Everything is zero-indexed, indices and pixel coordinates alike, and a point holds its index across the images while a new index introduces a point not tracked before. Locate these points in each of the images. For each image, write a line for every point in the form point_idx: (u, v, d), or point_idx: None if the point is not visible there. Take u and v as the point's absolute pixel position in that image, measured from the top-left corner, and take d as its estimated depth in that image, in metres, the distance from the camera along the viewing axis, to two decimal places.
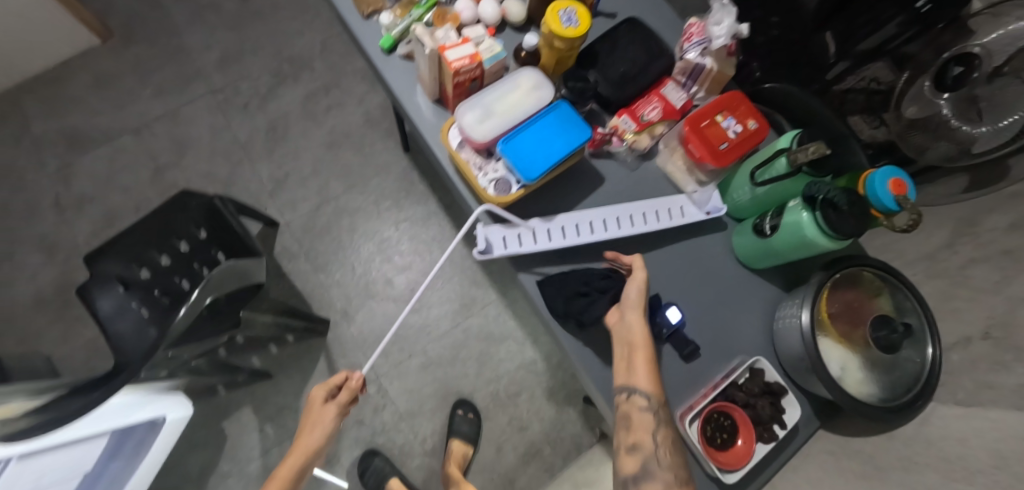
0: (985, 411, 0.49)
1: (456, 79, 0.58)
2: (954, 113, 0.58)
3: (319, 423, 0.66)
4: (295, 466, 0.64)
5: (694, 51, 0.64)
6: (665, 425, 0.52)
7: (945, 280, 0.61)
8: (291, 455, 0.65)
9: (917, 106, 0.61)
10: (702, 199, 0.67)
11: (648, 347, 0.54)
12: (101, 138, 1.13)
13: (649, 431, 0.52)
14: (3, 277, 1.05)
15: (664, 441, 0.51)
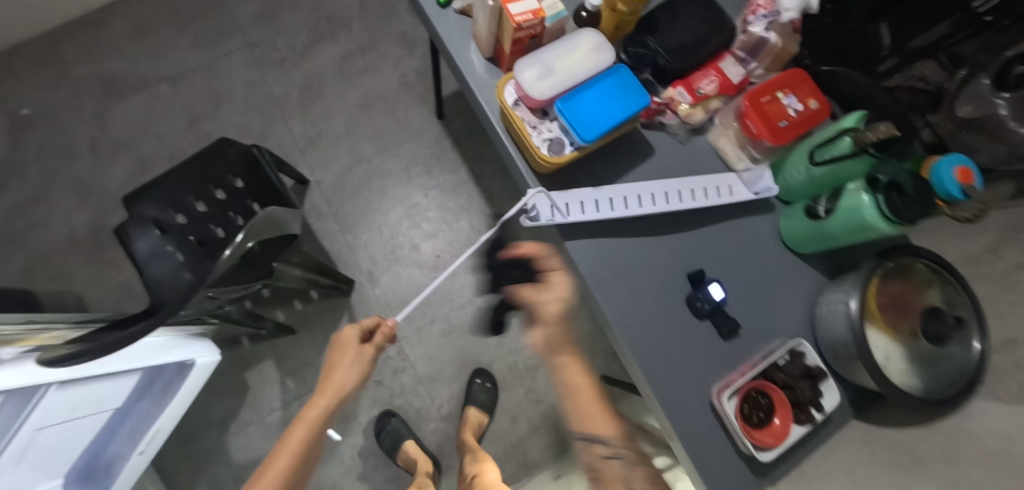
0: None
1: (516, 35, 0.57)
2: (1013, 114, 0.49)
3: (349, 364, 0.70)
4: (326, 403, 0.68)
5: (759, 25, 0.62)
6: (635, 465, 0.57)
7: (990, 283, 0.57)
8: (320, 395, 0.69)
9: (973, 105, 0.52)
10: (752, 179, 0.66)
11: (587, 381, 0.63)
12: (137, 85, 1.13)
13: (625, 478, 0.56)
14: (38, 216, 1.06)
15: (639, 479, 0.56)
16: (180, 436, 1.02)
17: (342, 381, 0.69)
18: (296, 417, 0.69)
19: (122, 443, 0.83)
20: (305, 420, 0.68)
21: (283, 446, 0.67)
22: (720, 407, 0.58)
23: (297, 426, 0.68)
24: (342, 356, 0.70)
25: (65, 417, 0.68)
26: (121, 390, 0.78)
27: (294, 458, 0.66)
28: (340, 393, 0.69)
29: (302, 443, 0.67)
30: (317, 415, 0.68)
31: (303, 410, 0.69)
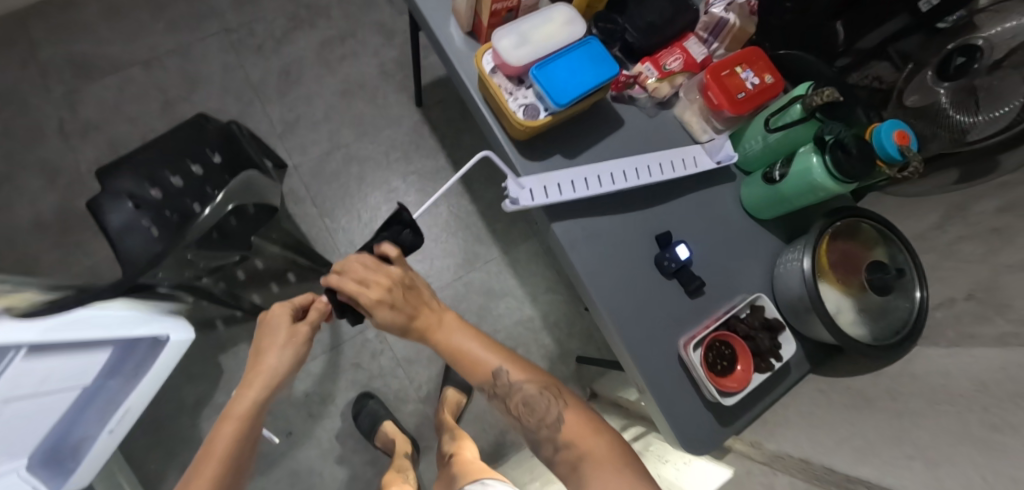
0: (968, 350, 0.51)
1: (493, 8, 0.61)
2: (953, 103, 0.62)
3: (279, 345, 0.61)
4: (260, 392, 0.59)
5: (719, 6, 0.67)
6: (512, 393, 0.55)
7: (933, 254, 0.64)
8: (251, 382, 0.59)
9: (919, 95, 0.66)
10: (714, 148, 0.70)
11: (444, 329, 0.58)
12: (110, 68, 1.12)
13: (524, 412, 0.55)
14: (1, 197, 1.03)
15: (518, 400, 0.55)
16: (152, 421, 1.00)
17: (275, 363, 0.60)
18: (223, 413, 0.58)
19: (90, 425, 0.81)
20: (236, 415, 0.57)
21: (209, 449, 0.55)
22: (686, 357, 0.62)
23: (223, 424, 0.57)
24: (274, 336, 0.61)
25: (31, 390, 0.66)
26: (91, 367, 0.76)
27: (225, 459, 0.54)
28: (275, 376, 0.60)
29: (233, 441, 0.56)
30: (251, 407, 0.58)
31: (230, 406, 0.58)
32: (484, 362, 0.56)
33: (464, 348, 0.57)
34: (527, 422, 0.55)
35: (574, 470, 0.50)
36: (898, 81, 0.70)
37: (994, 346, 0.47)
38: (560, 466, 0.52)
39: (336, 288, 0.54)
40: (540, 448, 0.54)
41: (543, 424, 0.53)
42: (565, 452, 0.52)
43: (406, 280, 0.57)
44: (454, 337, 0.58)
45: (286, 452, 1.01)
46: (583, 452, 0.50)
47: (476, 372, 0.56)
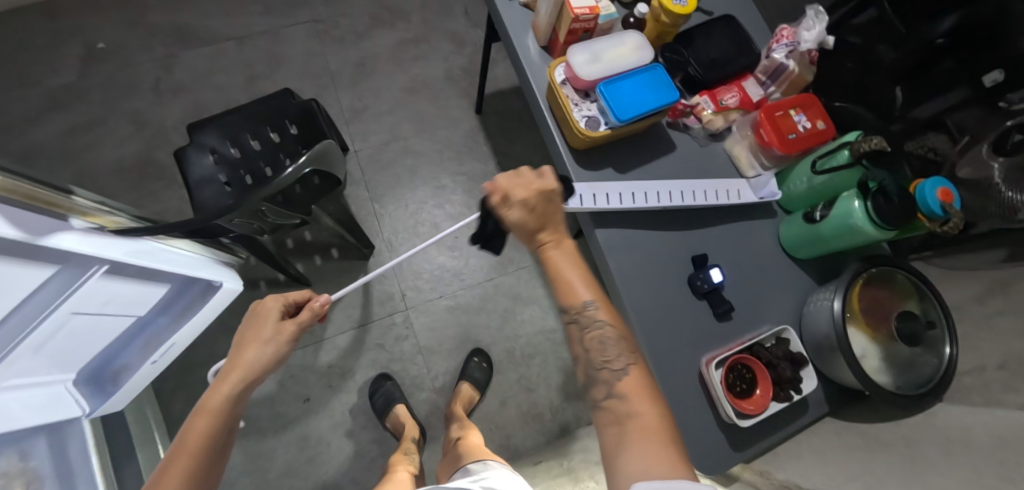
0: (992, 411, 0.51)
1: (572, 26, 0.66)
2: (1004, 179, 0.61)
3: (268, 335, 0.57)
4: (240, 383, 0.53)
5: (781, 52, 0.71)
6: (595, 330, 0.51)
7: (970, 324, 0.64)
8: (231, 373, 0.53)
9: (971, 168, 0.66)
10: (759, 184, 0.74)
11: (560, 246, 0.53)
12: (207, 39, 1.23)
13: (583, 344, 0.52)
14: (92, 138, 1.13)
15: (595, 342, 0.51)
16: (188, 365, 1.08)
17: (254, 359, 0.55)
18: (196, 409, 0.50)
19: (133, 356, 0.90)
20: (212, 411, 0.50)
21: (180, 446, 0.47)
22: (707, 374, 0.65)
23: (196, 421, 0.49)
24: (262, 326, 0.58)
25: (94, 311, 0.74)
26: (146, 302, 0.83)
27: (200, 456, 0.46)
28: (258, 367, 0.55)
29: (205, 439, 0.48)
30: (223, 403, 0.51)
31: (203, 401, 0.51)
32: (580, 290, 0.52)
33: (577, 276, 0.53)
34: (593, 359, 0.52)
35: (616, 425, 0.45)
36: (952, 154, 0.71)
37: (1018, 409, 0.48)
38: (602, 416, 0.48)
39: (493, 181, 0.53)
40: (591, 388, 0.50)
41: (608, 366, 0.50)
42: (610, 406, 0.47)
43: (556, 192, 0.53)
44: (568, 263, 0.53)
45: (299, 417, 1.05)
46: (634, 410, 0.45)
47: (575, 296, 0.52)
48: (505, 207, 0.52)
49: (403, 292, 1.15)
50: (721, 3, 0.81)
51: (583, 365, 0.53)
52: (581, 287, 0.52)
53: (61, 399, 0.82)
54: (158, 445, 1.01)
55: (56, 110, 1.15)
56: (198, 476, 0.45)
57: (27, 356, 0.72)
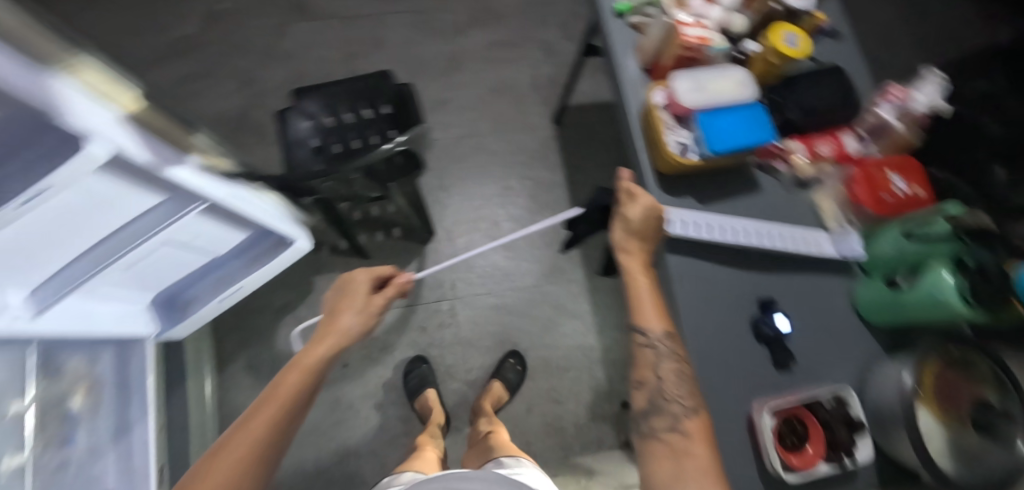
0: None
1: (680, 53, 0.68)
2: None
3: (360, 308, 0.61)
4: (331, 347, 0.56)
5: (888, 110, 0.70)
6: (669, 361, 0.59)
7: None
8: (325, 337, 0.57)
9: None
10: (840, 238, 0.72)
11: (648, 271, 0.65)
12: (317, 14, 1.32)
13: (653, 370, 0.60)
14: (202, 88, 1.24)
15: (667, 375, 0.59)
16: (244, 310, 1.15)
17: (345, 327, 0.59)
18: (290, 364, 0.54)
19: (204, 291, 0.96)
20: (304, 369, 0.53)
21: (271, 394, 0.51)
22: (758, 420, 0.63)
23: (288, 375, 0.53)
24: (355, 299, 0.62)
25: (186, 241, 0.81)
26: (224, 244, 0.89)
27: (289, 408, 0.50)
28: (349, 336, 0.59)
29: (298, 393, 0.51)
30: (318, 363, 0.54)
31: (298, 358, 0.55)
32: (657, 320, 0.61)
33: (653, 297, 0.63)
34: (663, 389, 0.58)
35: (671, 459, 0.53)
36: None
37: None
38: (657, 444, 0.56)
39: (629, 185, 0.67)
40: (651, 415, 0.58)
41: (676, 401, 0.57)
42: (668, 438, 0.55)
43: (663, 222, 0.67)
44: (646, 280, 0.64)
45: (335, 381, 1.09)
46: (691, 451, 0.53)
47: (653, 320, 0.61)
48: (631, 205, 0.65)
49: (453, 282, 1.18)
50: (830, 52, 0.80)
51: (648, 390, 0.60)
52: (659, 318, 0.62)
53: (133, 316, 0.90)
54: (205, 378, 1.09)
55: (177, 57, 1.26)
56: (281, 425, 0.49)
57: (121, 273, 0.79)
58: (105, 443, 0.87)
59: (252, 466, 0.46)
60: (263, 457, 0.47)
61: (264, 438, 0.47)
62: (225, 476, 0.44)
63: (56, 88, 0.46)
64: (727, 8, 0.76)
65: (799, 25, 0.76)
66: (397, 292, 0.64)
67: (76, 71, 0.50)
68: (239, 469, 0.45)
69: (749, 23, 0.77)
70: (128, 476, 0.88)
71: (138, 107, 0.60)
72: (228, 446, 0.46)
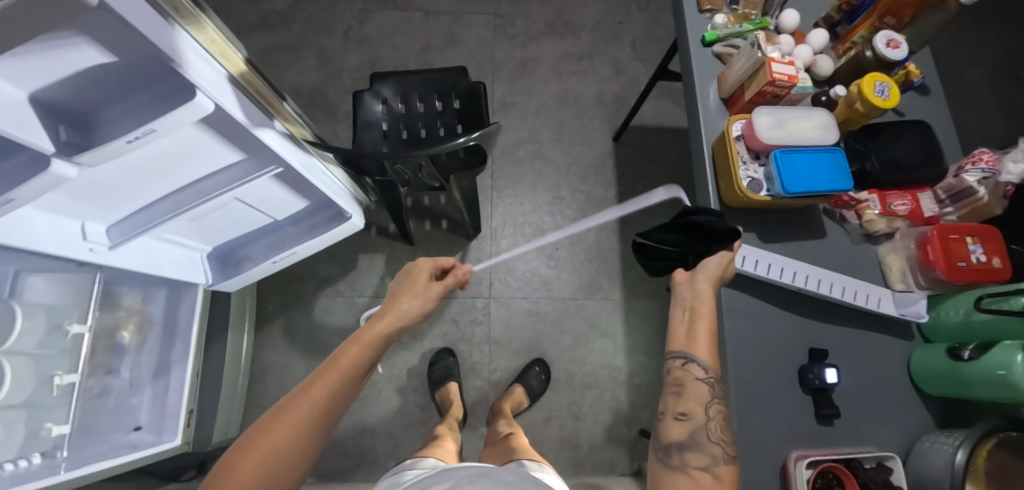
0: None
1: (765, 88, 0.67)
2: None
3: (422, 294, 0.64)
4: (390, 325, 0.58)
5: (973, 175, 0.67)
6: (718, 401, 0.57)
7: None
8: (386, 315, 0.59)
9: None
10: (904, 300, 0.69)
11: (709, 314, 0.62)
12: (401, 5, 1.39)
13: (702, 404, 0.57)
14: (284, 61, 1.33)
15: (715, 416, 0.56)
16: (289, 276, 1.26)
17: (405, 308, 0.62)
18: (352, 337, 0.57)
19: (256, 251, 1.00)
20: (363, 344, 0.56)
21: (333, 363, 0.53)
22: (794, 469, 0.62)
23: (349, 348, 0.55)
24: (417, 286, 0.65)
25: (253, 201, 0.83)
26: (284, 209, 0.92)
27: (348, 376, 0.53)
28: (407, 316, 0.61)
29: (357, 364, 0.54)
30: (378, 338, 0.57)
31: (360, 331, 0.57)
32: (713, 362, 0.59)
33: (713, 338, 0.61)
34: (709, 428, 0.55)
35: None
36: None
37: None
38: (682, 477, 0.53)
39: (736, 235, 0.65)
40: (689, 448, 0.54)
41: (720, 443, 0.54)
42: (698, 475, 0.52)
43: None
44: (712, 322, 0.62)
45: None
46: None
47: (712, 359, 0.59)
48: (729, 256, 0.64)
49: (491, 281, 1.21)
50: (915, 109, 0.79)
51: (692, 424, 0.56)
52: (712, 356, 0.60)
53: (194, 264, 0.95)
54: (245, 334, 1.15)
55: (262, 29, 1.35)
56: (339, 391, 0.52)
57: (188, 222, 0.83)
58: (145, 378, 0.91)
59: (311, 427, 0.49)
60: (320, 421, 0.50)
61: (323, 404, 0.50)
62: (286, 435, 0.48)
63: (179, 45, 0.48)
64: (815, 49, 0.79)
65: (890, 75, 0.75)
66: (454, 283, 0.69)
67: (196, 26, 0.52)
68: (300, 429, 0.48)
69: (836, 67, 0.79)
70: (160, 416, 0.91)
71: (242, 71, 0.61)
72: (288, 407, 0.50)
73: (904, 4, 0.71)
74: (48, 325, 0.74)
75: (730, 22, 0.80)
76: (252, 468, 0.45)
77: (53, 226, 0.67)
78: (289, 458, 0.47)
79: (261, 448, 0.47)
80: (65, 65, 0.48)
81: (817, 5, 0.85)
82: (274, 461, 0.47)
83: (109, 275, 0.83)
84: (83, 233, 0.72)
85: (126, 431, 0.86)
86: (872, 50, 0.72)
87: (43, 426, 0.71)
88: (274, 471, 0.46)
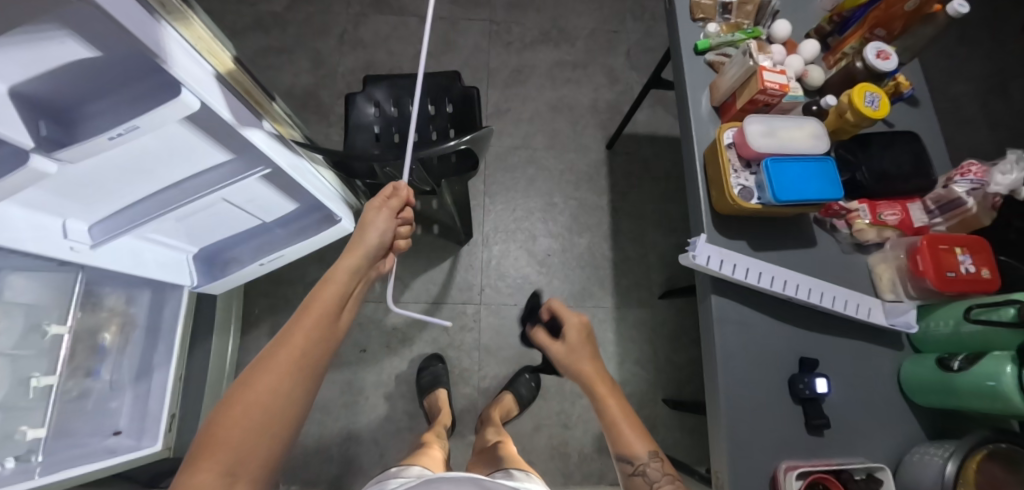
0: None
1: (756, 96, 0.67)
2: None
3: (376, 220, 0.67)
4: (356, 262, 0.63)
5: (963, 186, 0.67)
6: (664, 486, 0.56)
7: None
8: (349, 253, 0.63)
9: None
10: (895, 310, 0.69)
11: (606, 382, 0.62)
12: (397, 9, 1.39)
13: None
14: (277, 62, 1.32)
15: None
16: (278, 277, 1.25)
17: (367, 245, 0.65)
18: (322, 280, 0.61)
19: (244, 253, 0.98)
20: (335, 280, 0.60)
21: (308, 305, 0.57)
22: (784, 479, 0.61)
23: (323, 286, 0.59)
24: (370, 214, 0.67)
25: (240, 202, 0.82)
26: (275, 212, 0.91)
27: (324, 313, 0.56)
28: (371, 251, 0.65)
29: (331, 300, 0.58)
30: (347, 277, 0.61)
31: (328, 274, 0.61)
32: (638, 444, 0.57)
33: (630, 418, 0.59)
34: None
35: None
36: None
37: None
38: None
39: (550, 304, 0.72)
40: None
41: None
42: None
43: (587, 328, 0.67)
44: (615, 401, 0.60)
45: (352, 364, 1.13)
46: None
47: (638, 447, 0.57)
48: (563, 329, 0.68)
49: (482, 287, 1.20)
50: (906, 121, 0.80)
51: None
52: (645, 443, 0.58)
53: (178, 264, 0.94)
54: (230, 337, 1.13)
55: (258, 30, 1.34)
56: (319, 329, 0.55)
57: (173, 222, 0.82)
58: (125, 381, 0.89)
59: (308, 349, 0.53)
60: (315, 345, 0.54)
61: (314, 329, 0.54)
62: (288, 359, 0.51)
63: (165, 38, 0.48)
64: (807, 60, 0.80)
65: (880, 86, 0.76)
66: (402, 202, 0.71)
67: (184, 23, 0.52)
68: (297, 354, 0.52)
69: (827, 77, 0.79)
70: (141, 420, 0.89)
71: (230, 70, 0.61)
72: (282, 341, 0.52)
73: (894, 16, 0.71)
74: (26, 325, 0.72)
75: (722, 31, 0.80)
76: (262, 392, 0.49)
77: (33, 223, 0.66)
78: (295, 378, 0.51)
79: (267, 374, 0.50)
80: (47, 58, 0.47)
81: (809, 17, 0.86)
82: (283, 382, 0.50)
83: (92, 275, 0.81)
84: (63, 232, 0.70)
85: (105, 435, 0.84)
86: (862, 61, 0.72)
87: (18, 428, 0.69)
88: (285, 392, 0.50)
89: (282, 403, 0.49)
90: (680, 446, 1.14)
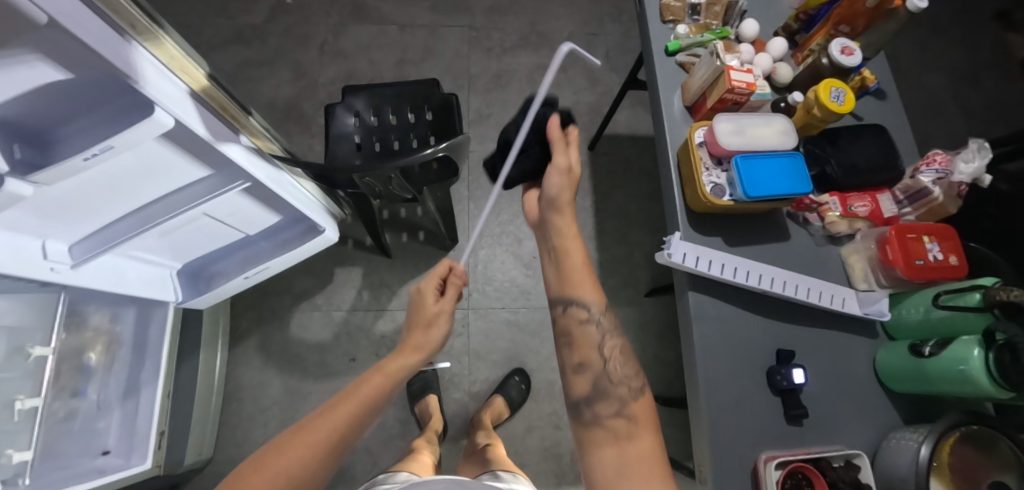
0: None
1: (724, 95, 0.68)
2: None
3: (439, 320, 0.72)
4: (411, 362, 0.67)
5: (928, 176, 0.69)
6: (608, 338, 0.67)
7: None
8: (407, 351, 0.67)
9: None
10: (868, 299, 0.71)
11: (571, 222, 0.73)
12: (376, 18, 1.40)
13: (593, 349, 0.67)
14: (258, 74, 1.33)
15: (610, 355, 0.66)
16: (265, 290, 1.25)
17: (422, 344, 0.69)
18: (373, 368, 0.65)
19: (230, 267, 0.98)
20: (388, 373, 0.64)
21: (355, 390, 0.61)
22: (764, 470, 0.62)
23: (374, 375, 0.63)
24: (431, 310, 0.72)
25: (225, 214, 0.82)
26: (260, 224, 0.92)
27: (366, 402, 0.60)
28: (426, 356, 0.69)
29: (378, 392, 0.62)
30: (399, 372, 0.65)
31: (382, 364, 0.65)
32: (591, 292, 0.70)
33: (585, 269, 0.72)
34: (610, 371, 0.65)
35: (614, 445, 0.60)
36: None
37: None
38: (598, 431, 0.62)
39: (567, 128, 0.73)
40: (596, 398, 0.63)
41: (624, 384, 0.64)
42: (611, 423, 0.62)
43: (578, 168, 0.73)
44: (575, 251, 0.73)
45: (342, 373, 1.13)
46: (635, 434, 0.60)
47: (591, 298, 0.69)
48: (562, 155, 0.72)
49: (470, 291, 1.21)
50: (873, 115, 0.82)
51: (594, 371, 0.65)
52: (592, 295, 0.70)
53: (163, 281, 0.94)
54: (217, 352, 1.14)
55: (237, 43, 1.35)
56: (358, 417, 0.58)
57: (154, 238, 0.82)
58: (112, 400, 0.89)
59: (341, 432, 0.57)
60: (350, 431, 0.58)
61: (353, 415, 0.58)
62: (321, 436, 0.55)
63: (137, 60, 0.48)
64: (775, 57, 0.82)
65: (846, 81, 0.78)
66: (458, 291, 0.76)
67: (155, 43, 0.52)
68: (329, 437, 0.55)
69: (796, 74, 0.81)
70: (129, 439, 0.89)
71: (204, 86, 0.61)
72: (321, 417, 0.57)
73: (858, 13, 0.74)
74: (8, 348, 0.72)
75: (692, 32, 0.82)
76: (290, 466, 0.52)
77: (13, 245, 0.65)
78: (321, 459, 0.54)
79: (297, 445, 0.54)
80: (17, 81, 0.47)
81: (777, 16, 0.88)
82: (308, 463, 0.53)
83: (75, 295, 0.81)
84: (43, 253, 0.70)
85: (93, 456, 0.84)
86: (828, 57, 0.74)
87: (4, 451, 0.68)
88: (307, 471, 0.53)
89: (305, 478, 0.53)
90: (671, 441, 1.16)
